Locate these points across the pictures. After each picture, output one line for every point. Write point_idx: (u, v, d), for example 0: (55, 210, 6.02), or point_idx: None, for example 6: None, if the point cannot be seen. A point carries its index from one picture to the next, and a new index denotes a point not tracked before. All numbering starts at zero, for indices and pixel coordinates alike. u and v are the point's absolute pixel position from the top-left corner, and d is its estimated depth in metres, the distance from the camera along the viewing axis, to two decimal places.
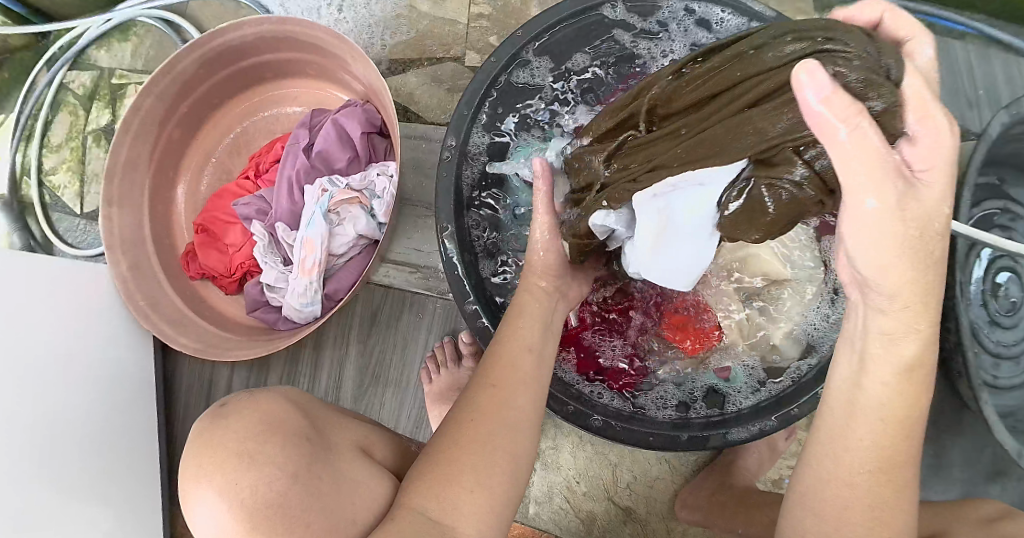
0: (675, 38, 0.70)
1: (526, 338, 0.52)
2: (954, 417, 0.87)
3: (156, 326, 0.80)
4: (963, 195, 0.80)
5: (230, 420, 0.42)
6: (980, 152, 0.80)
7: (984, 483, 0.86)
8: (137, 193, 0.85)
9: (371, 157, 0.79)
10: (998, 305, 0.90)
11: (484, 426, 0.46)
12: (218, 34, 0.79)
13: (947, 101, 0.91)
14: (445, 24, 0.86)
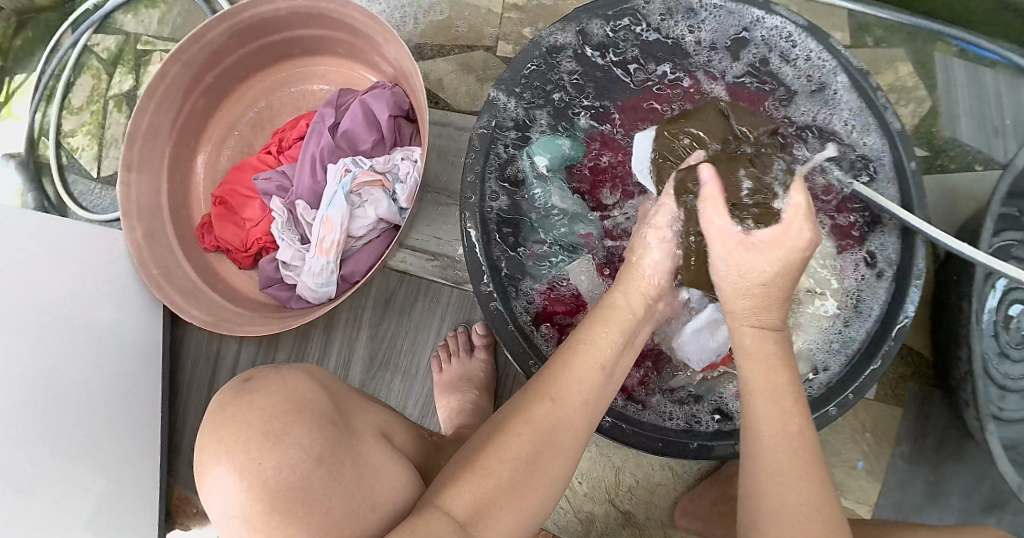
0: (710, 23, 0.72)
1: (591, 351, 0.51)
2: (957, 445, 0.87)
3: (168, 296, 0.80)
4: (987, 224, 0.78)
5: (256, 396, 0.40)
6: (1006, 182, 0.77)
7: (981, 513, 0.85)
8: (157, 160, 0.84)
9: (396, 141, 0.79)
10: (1009, 337, 0.90)
11: (530, 437, 0.44)
12: (251, 6, 0.79)
13: (974, 128, 0.91)
14: (479, 12, 0.85)
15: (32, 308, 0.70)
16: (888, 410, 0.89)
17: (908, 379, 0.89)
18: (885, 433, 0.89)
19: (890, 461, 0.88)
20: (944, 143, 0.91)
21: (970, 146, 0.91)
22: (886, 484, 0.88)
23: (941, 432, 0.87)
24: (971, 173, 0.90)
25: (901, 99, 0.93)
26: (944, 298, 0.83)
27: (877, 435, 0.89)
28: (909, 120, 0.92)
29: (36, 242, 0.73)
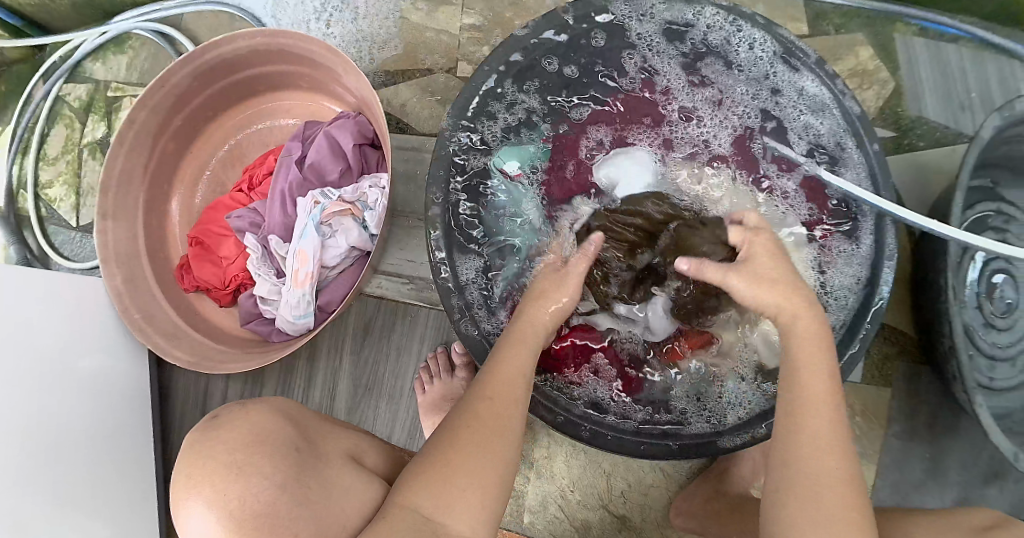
0: (651, 33, 0.72)
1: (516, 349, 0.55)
2: (951, 421, 0.86)
3: (148, 337, 0.81)
4: (957, 198, 0.77)
5: (221, 432, 0.42)
6: (972, 155, 0.76)
7: (982, 486, 0.84)
8: (132, 206, 0.85)
9: (363, 169, 0.79)
10: (993, 308, 0.89)
11: (470, 431, 0.48)
12: (212, 47, 0.80)
13: (939, 105, 0.91)
14: (438, 34, 0.86)
15: (22, 360, 0.71)
16: (878, 393, 0.88)
17: (896, 359, 0.88)
18: (877, 416, 0.87)
19: (885, 444, 0.87)
20: (910, 122, 0.92)
21: (937, 122, 0.91)
22: (882, 466, 0.87)
23: (933, 409, 0.86)
24: (938, 150, 0.90)
25: (864, 83, 0.94)
26: (920, 277, 0.83)
27: (868, 418, 0.87)
28: (873, 104, 0.93)
29: (25, 295, 0.74)
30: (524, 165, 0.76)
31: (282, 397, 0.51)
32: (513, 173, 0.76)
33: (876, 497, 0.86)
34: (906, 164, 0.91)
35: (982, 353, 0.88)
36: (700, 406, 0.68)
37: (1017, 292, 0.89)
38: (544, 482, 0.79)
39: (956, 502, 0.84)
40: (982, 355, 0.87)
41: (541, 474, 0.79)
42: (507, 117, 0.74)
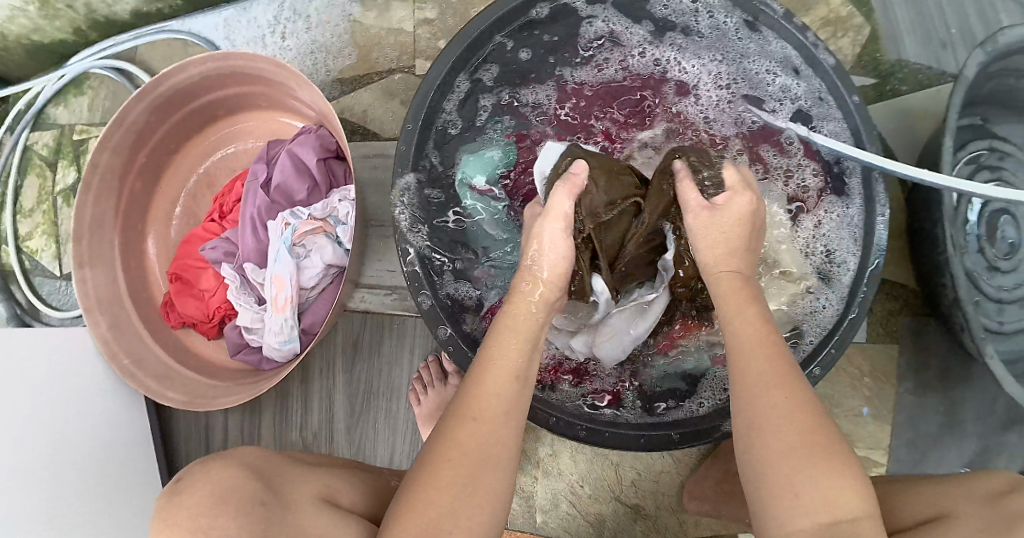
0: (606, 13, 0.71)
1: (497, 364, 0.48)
2: (963, 372, 0.83)
3: (142, 383, 0.79)
4: (946, 142, 0.75)
5: (182, 498, 0.40)
6: (958, 95, 0.74)
7: (998, 433, 0.82)
8: (107, 250, 0.84)
9: (331, 184, 0.78)
10: (995, 251, 0.86)
11: (458, 456, 0.44)
12: (163, 79, 0.78)
13: (920, 45, 0.87)
14: (393, 34, 0.84)
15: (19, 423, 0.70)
16: (882, 349, 0.86)
17: (898, 314, 0.85)
18: (885, 373, 0.85)
19: (896, 401, 0.85)
20: (891, 66, 0.88)
21: (919, 63, 0.87)
22: (897, 424, 0.85)
23: (944, 361, 0.83)
24: (923, 94, 0.87)
25: (838, 32, 0.91)
26: (918, 228, 0.81)
27: (877, 377, 0.86)
28: (850, 51, 0.90)
29: (13, 356, 0.73)
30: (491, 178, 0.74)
31: (245, 451, 0.50)
32: (481, 188, 0.73)
33: (893, 456, 0.85)
34: (890, 110, 0.89)
35: (989, 297, 0.85)
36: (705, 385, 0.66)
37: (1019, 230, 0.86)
38: (552, 480, 0.78)
39: (977, 454, 0.82)
40: (989, 300, 0.85)
41: (549, 473, 0.78)
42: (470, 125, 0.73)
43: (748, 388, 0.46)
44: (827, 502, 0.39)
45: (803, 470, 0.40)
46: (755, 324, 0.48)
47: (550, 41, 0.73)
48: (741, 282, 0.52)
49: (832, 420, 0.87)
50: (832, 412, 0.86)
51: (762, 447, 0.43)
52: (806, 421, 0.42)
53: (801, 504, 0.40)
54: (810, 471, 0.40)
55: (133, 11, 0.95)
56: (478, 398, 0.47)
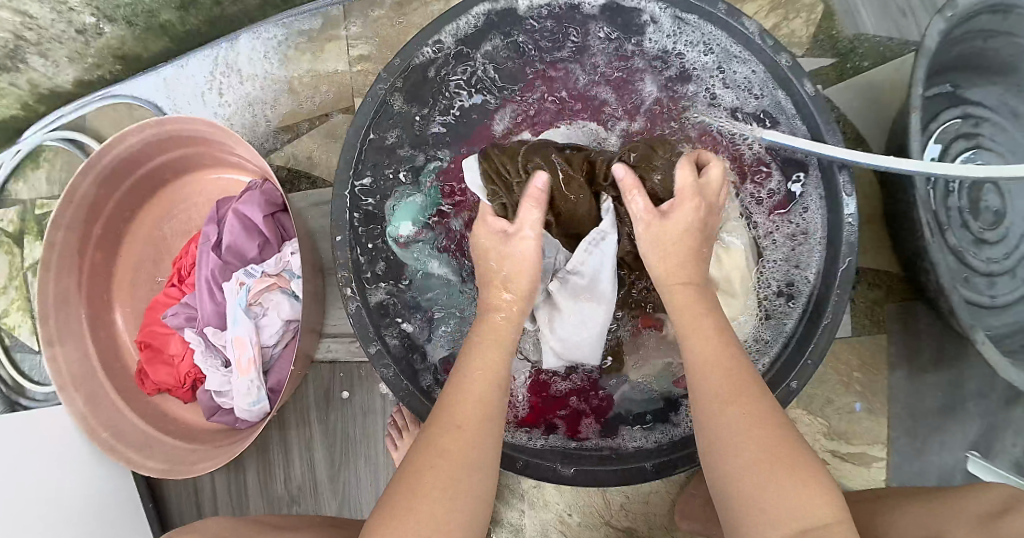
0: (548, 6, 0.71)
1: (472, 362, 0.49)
2: (957, 352, 0.80)
3: (122, 456, 0.78)
4: (913, 122, 0.68)
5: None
6: (922, 70, 0.66)
7: (1004, 410, 0.79)
8: (77, 328, 0.83)
9: (282, 238, 0.77)
10: (979, 223, 0.81)
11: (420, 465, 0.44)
12: (103, 153, 0.77)
13: (878, 18, 0.82)
14: (329, 75, 0.88)
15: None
16: (871, 341, 0.82)
17: (884, 302, 0.82)
18: (875, 366, 0.82)
19: (889, 393, 0.81)
20: (850, 42, 0.83)
21: (878, 36, 0.82)
22: (893, 417, 0.81)
23: (936, 343, 0.80)
24: (888, 66, 0.82)
25: (788, 13, 0.84)
26: (891, 212, 0.77)
27: (867, 371, 0.82)
28: (804, 32, 0.83)
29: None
30: (419, 221, 0.72)
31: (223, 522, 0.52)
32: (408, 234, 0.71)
33: (894, 447, 0.81)
34: (854, 89, 0.83)
35: (976, 273, 0.80)
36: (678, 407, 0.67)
37: (1002, 197, 0.81)
38: (539, 511, 0.77)
39: (980, 434, 0.79)
40: (976, 275, 0.80)
41: (535, 506, 0.77)
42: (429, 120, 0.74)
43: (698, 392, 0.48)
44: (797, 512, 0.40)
45: (769, 483, 0.41)
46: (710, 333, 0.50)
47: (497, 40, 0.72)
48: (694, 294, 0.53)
49: (826, 421, 0.83)
50: (826, 411, 0.82)
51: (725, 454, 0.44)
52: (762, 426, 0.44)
53: (766, 518, 0.40)
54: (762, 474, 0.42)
55: (75, 80, 0.95)
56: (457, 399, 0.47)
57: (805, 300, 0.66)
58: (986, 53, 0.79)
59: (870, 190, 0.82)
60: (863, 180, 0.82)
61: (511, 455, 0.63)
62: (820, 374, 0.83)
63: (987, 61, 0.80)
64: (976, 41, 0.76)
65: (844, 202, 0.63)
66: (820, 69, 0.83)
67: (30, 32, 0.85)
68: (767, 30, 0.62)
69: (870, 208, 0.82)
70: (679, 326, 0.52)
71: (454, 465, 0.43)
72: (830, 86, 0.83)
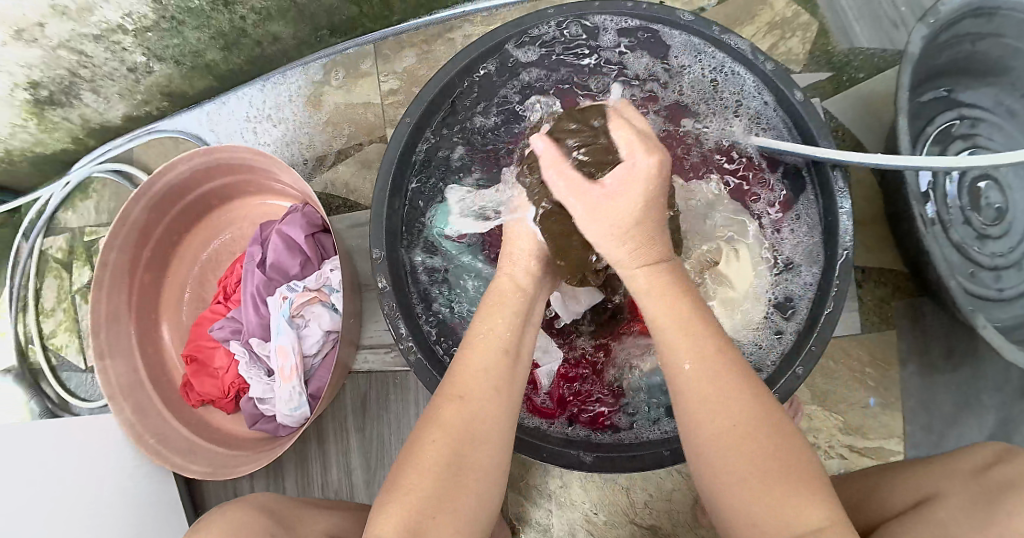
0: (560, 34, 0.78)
1: (482, 343, 0.51)
2: (969, 345, 0.83)
3: (168, 460, 0.83)
4: (902, 123, 0.73)
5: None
6: (906, 74, 0.72)
7: (1020, 401, 0.82)
8: (126, 342, 0.89)
9: (321, 256, 0.83)
10: (982, 218, 0.85)
11: (454, 436, 0.46)
12: (157, 178, 0.84)
13: (870, 31, 0.88)
14: (362, 105, 0.96)
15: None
16: (880, 338, 0.85)
17: (891, 299, 0.85)
18: (886, 363, 0.85)
19: (901, 388, 0.84)
20: (845, 56, 0.89)
21: (872, 48, 0.88)
22: (906, 411, 0.84)
23: (946, 336, 0.84)
24: (881, 76, 0.88)
25: (785, 33, 0.90)
26: (891, 215, 0.82)
27: (878, 367, 0.85)
28: (800, 50, 0.90)
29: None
30: (457, 226, 0.81)
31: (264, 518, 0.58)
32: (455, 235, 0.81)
33: (909, 442, 0.84)
34: (850, 101, 0.89)
35: (982, 267, 0.84)
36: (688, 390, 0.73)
37: (1003, 194, 0.85)
38: (566, 510, 0.81)
39: (997, 427, 0.82)
40: (982, 269, 0.84)
41: (562, 504, 0.81)
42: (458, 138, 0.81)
43: (681, 387, 0.46)
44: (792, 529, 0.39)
45: (766, 496, 0.41)
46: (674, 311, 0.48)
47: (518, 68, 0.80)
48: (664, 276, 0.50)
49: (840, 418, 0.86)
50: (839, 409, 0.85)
51: (712, 459, 0.44)
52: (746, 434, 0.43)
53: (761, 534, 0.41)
54: (765, 485, 0.41)
55: (123, 115, 1.03)
56: (464, 374, 0.49)
57: (809, 300, 0.71)
58: (977, 56, 0.84)
59: (871, 193, 0.87)
60: (865, 183, 0.87)
61: (535, 444, 0.67)
62: (832, 371, 0.86)
63: (975, 67, 0.86)
64: (964, 45, 0.82)
65: (840, 199, 0.68)
66: (818, 84, 0.89)
67: (86, 70, 0.92)
68: (756, 46, 0.68)
69: (871, 211, 0.86)
70: (651, 311, 0.49)
71: (459, 439, 0.46)
72: (828, 98, 0.89)
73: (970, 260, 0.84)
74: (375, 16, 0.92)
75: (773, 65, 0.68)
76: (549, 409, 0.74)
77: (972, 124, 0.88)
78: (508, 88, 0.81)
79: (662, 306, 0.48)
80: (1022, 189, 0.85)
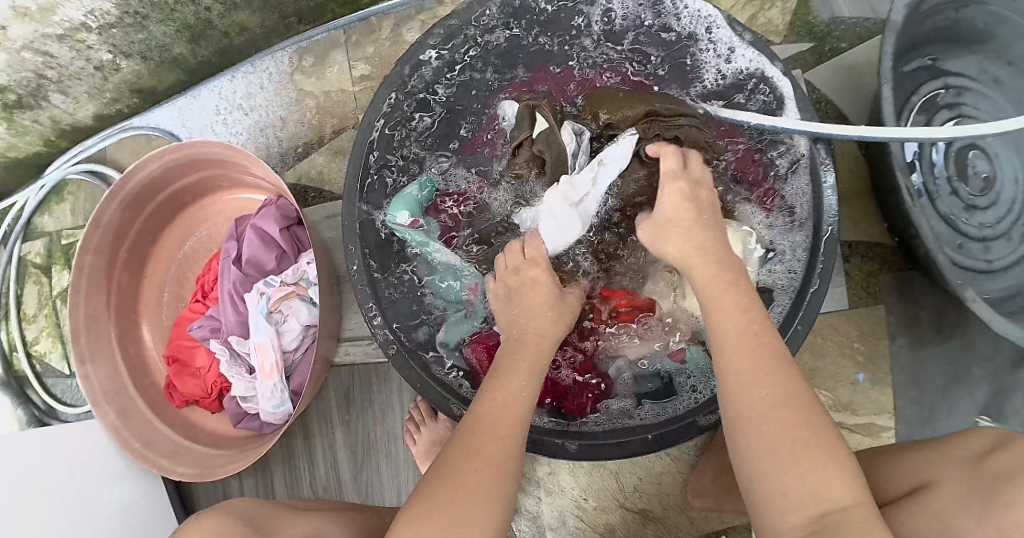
0: (535, 19, 0.75)
1: (497, 403, 0.57)
2: (960, 317, 0.82)
3: (154, 462, 0.82)
4: (886, 93, 0.71)
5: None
6: (888, 43, 0.70)
7: (1011, 372, 0.80)
8: (106, 346, 0.88)
9: (298, 249, 0.82)
10: (969, 188, 0.83)
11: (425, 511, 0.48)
12: (128, 177, 0.82)
13: None
14: (335, 94, 0.94)
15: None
16: (868, 312, 0.84)
17: (879, 273, 0.84)
18: (875, 336, 0.84)
19: (892, 363, 0.84)
20: (826, 26, 0.86)
21: (854, 19, 0.85)
22: (896, 386, 0.84)
23: (936, 310, 0.82)
24: (864, 46, 0.86)
25: (764, 3, 0.88)
26: (876, 187, 0.80)
27: (868, 340, 0.84)
28: (780, 21, 0.87)
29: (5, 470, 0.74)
30: (415, 210, 0.77)
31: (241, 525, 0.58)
32: (407, 222, 0.76)
33: (899, 416, 0.83)
34: (832, 70, 0.87)
35: (971, 238, 0.83)
36: (674, 379, 0.73)
37: (990, 162, 0.83)
38: (556, 498, 0.81)
39: (989, 398, 0.81)
40: (971, 241, 0.83)
41: (552, 492, 0.81)
42: (428, 129, 0.79)
43: (727, 384, 0.51)
44: (819, 498, 0.44)
45: (793, 468, 0.46)
46: (738, 320, 0.53)
47: (490, 55, 0.77)
48: (715, 269, 0.57)
49: (830, 394, 0.85)
50: (829, 385, 0.84)
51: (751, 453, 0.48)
52: (788, 420, 0.47)
53: (790, 503, 0.45)
54: (795, 464, 0.46)
55: (94, 115, 1.01)
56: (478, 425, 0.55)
57: (789, 293, 0.70)
58: (960, 22, 0.83)
59: (856, 164, 0.84)
60: (849, 154, 0.85)
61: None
62: (821, 347, 0.85)
63: (957, 33, 0.84)
64: (947, 13, 0.81)
65: (824, 171, 0.68)
66: (799, 54, 0.87)
67: (52, 70, 0.89)
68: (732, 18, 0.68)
69: (857, 183, 0.84)
70: (706, 303, 0.56)
71: (457, 482, 0.50)
72: (808, 69, 0.87)
73: (958, 232, 0.83)
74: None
75: (751, 34, 0.67)
76: (536, 394, 0.73)
77: (958, 93, 0.86)
78: (479, 75, 0.78)
79: (725, 306, 0.54)
80: (1011, 157, 0.82)
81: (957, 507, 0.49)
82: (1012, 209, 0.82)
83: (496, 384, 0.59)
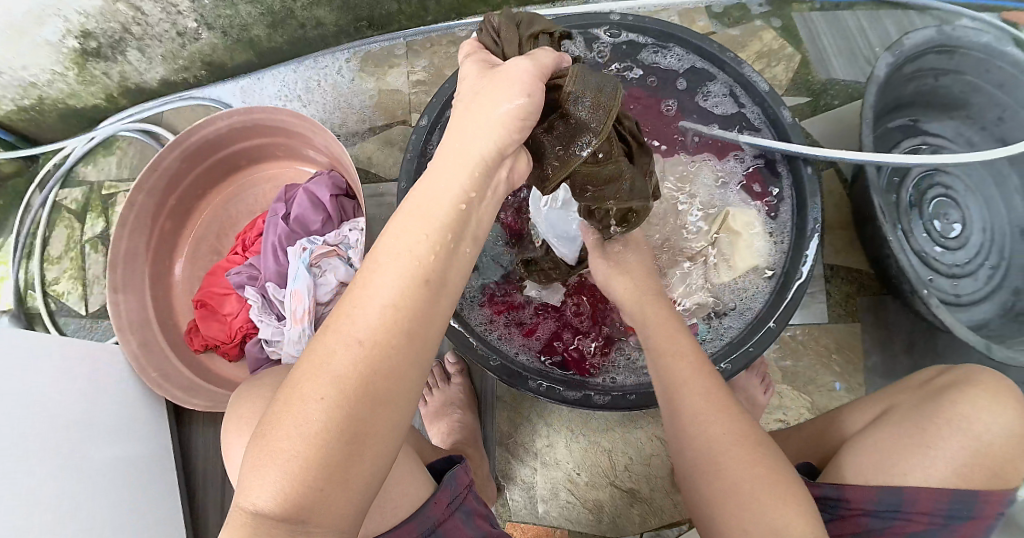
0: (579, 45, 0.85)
1: (402, 257, 0.40)
2: (926, 341, 0.92)
3: (168, 391, 0.89)
4: (867, 133, 0.81)
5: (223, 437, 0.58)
6: (870, 94, 0.81)
7: None
8: (139, 281, 0.94)
9: (342, 218, 0.91)
10: (943, 230, 0.93)
11: (349, 391, 0.37)
12: (195, 130, 0.91)
13: (845, 64, 1.02)
14: (391, 93, 1.07)
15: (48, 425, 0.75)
16: (845, 328, 0.95)
17: (856, 295, 0.96)
18: (850, 350, 0.95)
19: (865, 375, 0.94)
20: (821, 85, 1.02)
21: (846, 80, 1.02)
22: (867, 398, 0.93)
23: (907, 336, 0.93)
24: (855, 104, 1.01)
25: (770, 62, 1.03)
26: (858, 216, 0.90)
27: (843, 354, 0.95)
28: (783, 77, 1.03)
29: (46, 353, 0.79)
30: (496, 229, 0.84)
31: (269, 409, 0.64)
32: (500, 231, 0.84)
33: None
34: (825, 120, 1.01)
35: (941, 274, 0.92)
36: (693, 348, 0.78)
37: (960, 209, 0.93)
38: (551, 470, 0.88)
39: None
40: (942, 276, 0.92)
41: (547, 464, 0.88)
42: None
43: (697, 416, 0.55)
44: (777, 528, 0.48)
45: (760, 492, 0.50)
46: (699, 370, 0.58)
47: None
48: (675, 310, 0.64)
49: (808, 398, 0.95)
50: (808, 388, 0.94)
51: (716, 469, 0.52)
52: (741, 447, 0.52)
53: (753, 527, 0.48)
54: (754, 482, 0.50)
55: (160, 79, 1.10)
56: (358, 310, 0.39)
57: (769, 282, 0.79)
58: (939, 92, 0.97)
59: (839, 201, 0.98)
60: (834, 193, 0.99)
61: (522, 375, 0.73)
62: (802, 355, 0.96)
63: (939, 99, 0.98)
64: (926, 79, 0.92)
65: (810, 187, 0.77)
66: (797, 106, 1.02)
67: (138, 26, 0.96)
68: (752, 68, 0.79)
69: (840, 216, 0.98)
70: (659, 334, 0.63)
71: (356, 399, 0.37)
72: (805, 118, 1.02)
73: (931, 267, 0.92)
74: (410, 16, 1.02)
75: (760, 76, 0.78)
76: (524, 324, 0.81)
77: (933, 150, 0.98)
78: None
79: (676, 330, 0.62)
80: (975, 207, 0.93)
81: (903, 421, 0.58)
82: (980, 251, 0.92)
83: (405, 233, 0.40)
